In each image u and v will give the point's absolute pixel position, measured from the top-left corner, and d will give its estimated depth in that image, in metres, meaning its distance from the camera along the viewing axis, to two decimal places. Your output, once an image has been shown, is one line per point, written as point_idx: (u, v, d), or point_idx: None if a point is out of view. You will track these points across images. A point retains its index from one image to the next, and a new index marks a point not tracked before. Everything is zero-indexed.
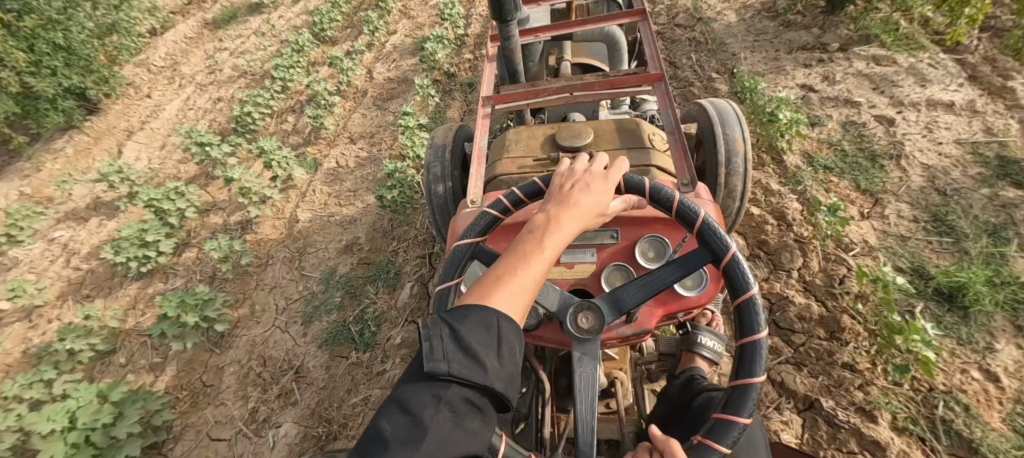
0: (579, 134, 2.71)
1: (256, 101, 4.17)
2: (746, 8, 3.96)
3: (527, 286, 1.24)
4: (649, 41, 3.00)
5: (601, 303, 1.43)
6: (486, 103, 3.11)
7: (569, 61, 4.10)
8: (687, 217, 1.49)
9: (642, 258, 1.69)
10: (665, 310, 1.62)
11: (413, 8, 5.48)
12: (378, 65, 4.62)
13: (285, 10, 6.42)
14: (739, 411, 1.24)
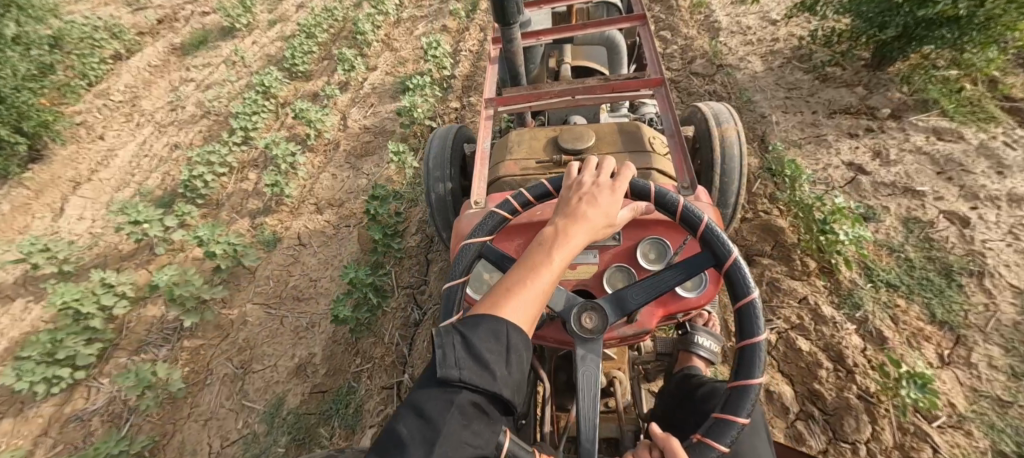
0: (580, 136, 2.63)
1: (207, 157, 3.63)
2: (772, 55, 3.45)
3: (536, 297, 1.15)
4: (649, 44, 2.91)
5: (605, 303, 1.32)
6: (488, 106, 2.96)
7: (570, 63, 3.61)
8: (692, 219, 1.40)
9: (642, 260, 1.59)
10: (665, 311, 1.58)
11: (397, 38, 5.03)
12: (353, 110, 4.11)
13: (261, 36, 5.95)
14: (738, 410, 1.15)
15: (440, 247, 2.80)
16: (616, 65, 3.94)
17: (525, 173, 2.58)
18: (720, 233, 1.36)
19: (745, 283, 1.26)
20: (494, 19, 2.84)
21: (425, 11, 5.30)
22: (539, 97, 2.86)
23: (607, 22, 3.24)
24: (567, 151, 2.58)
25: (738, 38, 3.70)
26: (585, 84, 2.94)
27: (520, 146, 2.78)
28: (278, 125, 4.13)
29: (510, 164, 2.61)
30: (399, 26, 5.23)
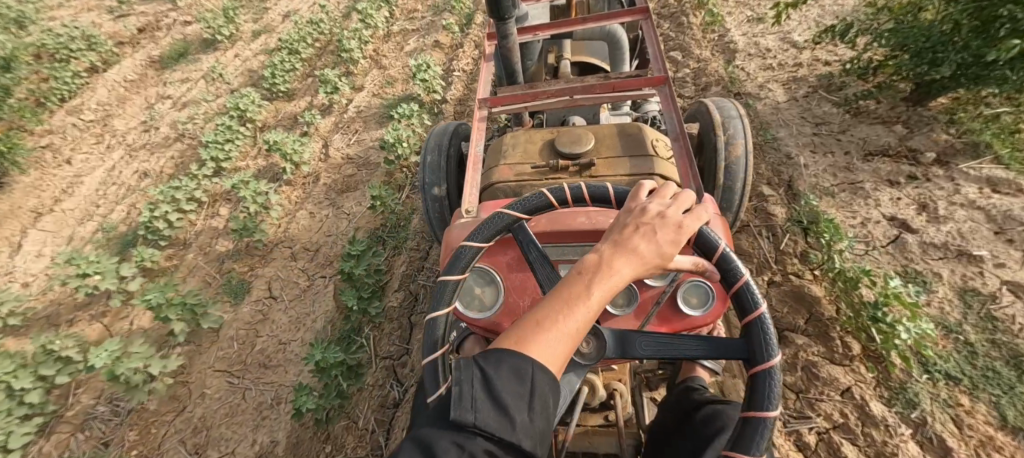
0: (578, 138, 2.46)
1: (171, 194, 3.29)
2: (795, 83, 3.13)
3: (564, 338, 1.03)
4: (652, 40, 2.73)
5: (609, 336, 1.33)
6: (482, 106, 2.77)
7: (568, 58, 3.48)
8: (745, 304, 1.26)
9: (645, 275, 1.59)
10: (669, 329, 1.56)
11: (385, 54, 4.70)
12: (336, 137, 3.78)
13: (243, 49, 5.62)
14: None
15: (424, 308, 2.48)
16: (618, 62, 3.62)
17: (520, 178, 2.42)
18: (769, 326, 1.23)
19: (771, 398, 1.15)
20: (489, 15, 2.64)
21: (417, 25, 4.98)
22: (536, 96, 2.75)
23: (605, 15, 3.05)
24: (565, 154, 2.41)
25: (756, 62, 3.39)
26: (584, 84, 2.75)
27: (514, 150, 2.60)
28: (254, 154, 3.81)
29: (504, 169, 2.43)
30: (388, 40, 4.90)
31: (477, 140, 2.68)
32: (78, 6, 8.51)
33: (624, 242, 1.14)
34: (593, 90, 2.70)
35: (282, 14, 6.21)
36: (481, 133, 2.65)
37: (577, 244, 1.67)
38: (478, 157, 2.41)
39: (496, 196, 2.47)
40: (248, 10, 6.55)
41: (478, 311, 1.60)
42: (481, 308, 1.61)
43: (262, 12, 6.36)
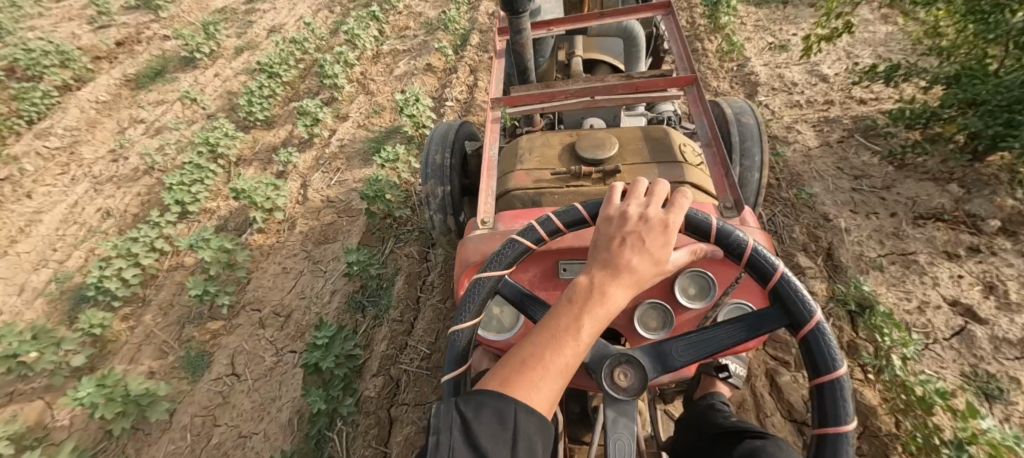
0: (601, 142, 2.31)
1: (128, 247, 2.95)
2: (827, 124, 2.79)
3: (554, 376, 1.00)
4: (681, 38, 2.54)
5: (643, 356, 1.15)
6: (496, 106, 2.59)
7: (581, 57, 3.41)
8: (763, 270, 1.17)
9: (681, 296, 1.41)
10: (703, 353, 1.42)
11: (373, 77, 4.35)
12: (316, 175, 3.44)
13: (223, 68, 5.28)
14: None
15: (407, 399, 2.15)
16: (634, 60, 3.50)
17: (539, 185, 2.26)
18: (797, 283, 1.14)
19: (836, 357, 1.05)
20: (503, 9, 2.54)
21: (408, 45, 4.64)
22: (553, 97, 2.57)
23: (624, 10, 2.90)
24: (588, 160, 2.25)
25: (781, 97, 3.05)
26: (605, 84, 2.57)
27: (530, 154, 2.43)
28: (226, 195, 3.47)
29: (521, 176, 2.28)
30: (377, 62, 4.56)
31: (490, 142, 2.49)
32: (57, 16, 8.16)
33: (609, 262, 1.11)
34: (615, 90, 2.54)
35: (266, 28, 5.88)
36: (494, 135, 2.44)
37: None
38: (492, 163, 2.21)
39: (512, 205, 2.31)
40: (232, 25, 6.22)
41: (496, 333, 1.47)
42: (499, 330, 1.48)
43: (247, 28, 6.04)
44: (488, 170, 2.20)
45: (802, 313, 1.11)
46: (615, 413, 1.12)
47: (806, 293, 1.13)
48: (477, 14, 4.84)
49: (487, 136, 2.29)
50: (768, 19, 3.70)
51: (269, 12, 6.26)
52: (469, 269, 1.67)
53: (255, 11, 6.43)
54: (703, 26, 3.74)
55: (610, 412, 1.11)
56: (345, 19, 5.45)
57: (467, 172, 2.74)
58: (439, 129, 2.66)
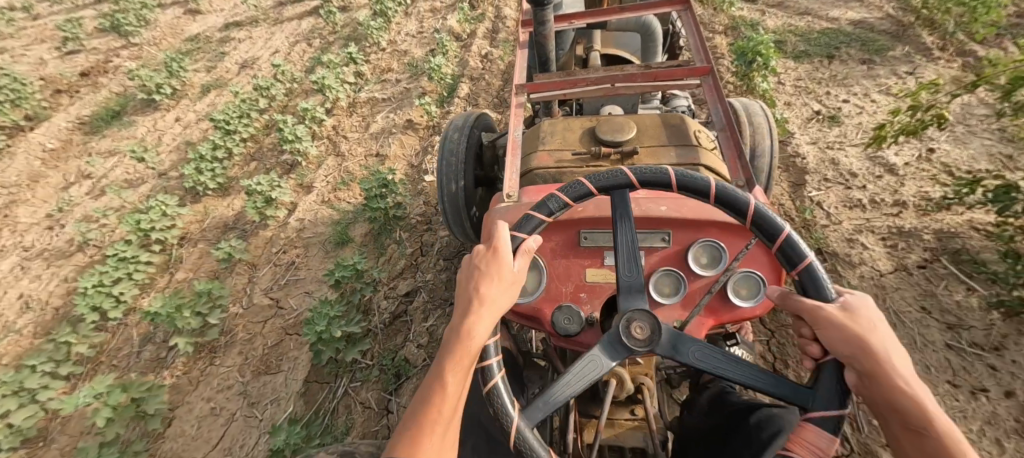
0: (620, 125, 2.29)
1: (20, 382, 2.39)
2: (900, 236, 2.19)
3: (444, 424, 1.02)
4: (698, 30, 2.63)
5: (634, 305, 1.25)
6: (518, 92, 2.74)
7: (599, 51, 3.47)
8: (578, 190, 1.32)
9: (695, 264, 1.53)
10: (715, 321, 1.49)
11: (346, 132, 3.77)
12: (266, 268, 2.87)
13: (187, 112, 4.73)
14: (802, 257, 1.17)
15: None
16: (650, 54, 3.79)
17: (561, 165, 2.29)
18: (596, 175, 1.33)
19: (739, 193, 1.24)
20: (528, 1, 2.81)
21: (388, 93, 4.06)
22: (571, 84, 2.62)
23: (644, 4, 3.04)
24: (608, 140, 2.23)
25: (835, 190, 2.44)
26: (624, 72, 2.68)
27: (551, 136, 2.47)
28: (160, 291, 2.91)
29: (543, 156, 2.32)
30: (353, 112, 3.98)
31: (513, 127, 2.54)
32: (30, 37, 7.61)
33: (465, 303, 1.13)
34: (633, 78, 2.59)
35: (238, 63, 5.34)
36: (515, 120, 2.52)
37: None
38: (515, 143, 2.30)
39: (534, 184, 2.36)
40: (202, 57, 5.67)
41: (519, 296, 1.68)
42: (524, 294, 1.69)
43: (218, 61, 5.49)
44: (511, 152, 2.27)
45: (699, 184, 1.27)
46: (671, 343, 1.21)
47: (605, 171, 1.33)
48: (468, 56, 4.26)
49: (508, 119, 2.36)
50: (811, 79, 3.08)
51: (244, 43, 5.75)
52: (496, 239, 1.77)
53: (229, 41, 5.90)
54: (733, 88, 3.12)
55: (667, 350, 1.21)
56: (323, 55, 4.89)
57: (481, 163, 2.70)
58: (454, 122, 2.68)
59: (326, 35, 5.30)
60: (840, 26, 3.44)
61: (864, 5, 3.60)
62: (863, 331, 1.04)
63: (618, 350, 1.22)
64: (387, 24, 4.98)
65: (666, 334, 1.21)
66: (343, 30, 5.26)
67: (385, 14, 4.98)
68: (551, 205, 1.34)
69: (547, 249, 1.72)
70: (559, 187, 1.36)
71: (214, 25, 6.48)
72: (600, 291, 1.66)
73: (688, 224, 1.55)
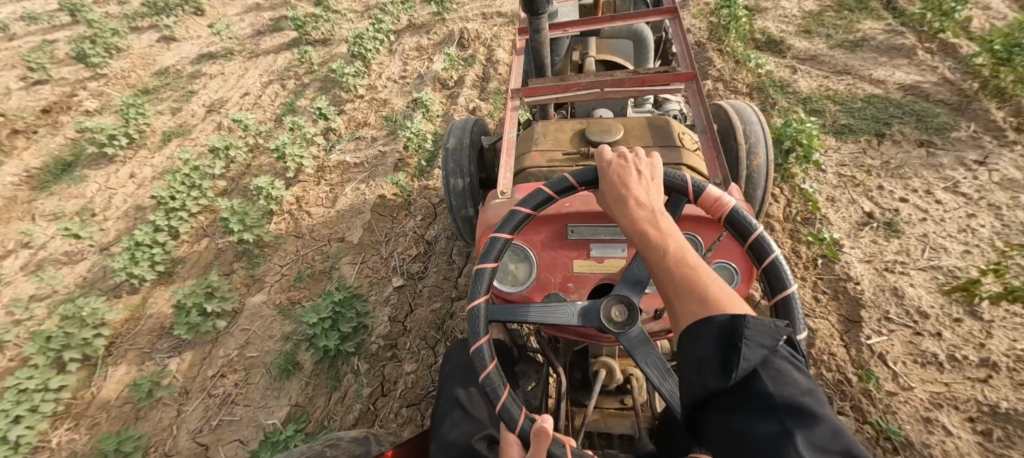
0: (608, 128, 2.41)
1: None
2: (993, 419, 1.68)
3: None
4: (682, 38, 2.73)
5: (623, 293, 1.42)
6: (513, 96, 2.84)
7: (593, 57, 3.39)
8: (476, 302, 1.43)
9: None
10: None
11: (310, 207, 3.27)
12: (198, 402, 2.37)
13: (142, 167, 4.25)
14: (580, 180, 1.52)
15: None
16: (643, 60, 3.78)
17: (552, 165, 2.42)
18: (474, 320, 1.42)
19: (508, 223, 1.51)
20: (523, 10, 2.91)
21: (360, 157, 3.56)
22: (565, 89, 2.73)
23: (636, 14, 3.18)
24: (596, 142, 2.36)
25: (900, 335, 1.92)
26: (613, 77, 2.78)
27: (545, 138, 2.60)
28: (73, 422, 2.42)
29: (536, 154, 2.45)
30: (321, 178, 3.49)
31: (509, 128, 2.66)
32: None
33: None
34: (622, 82, 2.76)
35: (205, 105, 4.87)
36: (511, 122, 2.65)
37: (607, 224, 1.72)
38: (510, 144, 2.45)
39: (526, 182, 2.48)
40: (168, 96, 5.19)
41: (512, 285, 1.76)
42: (516, 283, 1.76)
43: (185, 101, 5.01)
44: (508, 151, 2.41)
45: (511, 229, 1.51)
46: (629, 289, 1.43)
47: (470, 322, 1.41)
48: (454, 111, 3.77)
49: (504, 121, 2.51)
50: (857, 165, 2.56)
51: (214, 80, 5.28)
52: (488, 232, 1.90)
53: (199, 77, 5.42)
54: None
55: (634, 290, 1.42)
56: (295, 102, 4.42)
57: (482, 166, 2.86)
58: (456, 127, 2.82)
59: (301, 75, 4.81)
60: (889, 93, 2.92)
61: (914, 65, 3.08)
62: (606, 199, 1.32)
63: (632, 336, 1.35)
64: (367, 69, 4.51)
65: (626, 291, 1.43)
66: (320, 70, 4.77)
67: (365, 56, 4.50)
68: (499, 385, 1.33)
69: (535, 241, 1.77)
70: (478, 260, 1.48)
71: (187, 56, 6.02)
72: (588, 280, 1.73)
73: None
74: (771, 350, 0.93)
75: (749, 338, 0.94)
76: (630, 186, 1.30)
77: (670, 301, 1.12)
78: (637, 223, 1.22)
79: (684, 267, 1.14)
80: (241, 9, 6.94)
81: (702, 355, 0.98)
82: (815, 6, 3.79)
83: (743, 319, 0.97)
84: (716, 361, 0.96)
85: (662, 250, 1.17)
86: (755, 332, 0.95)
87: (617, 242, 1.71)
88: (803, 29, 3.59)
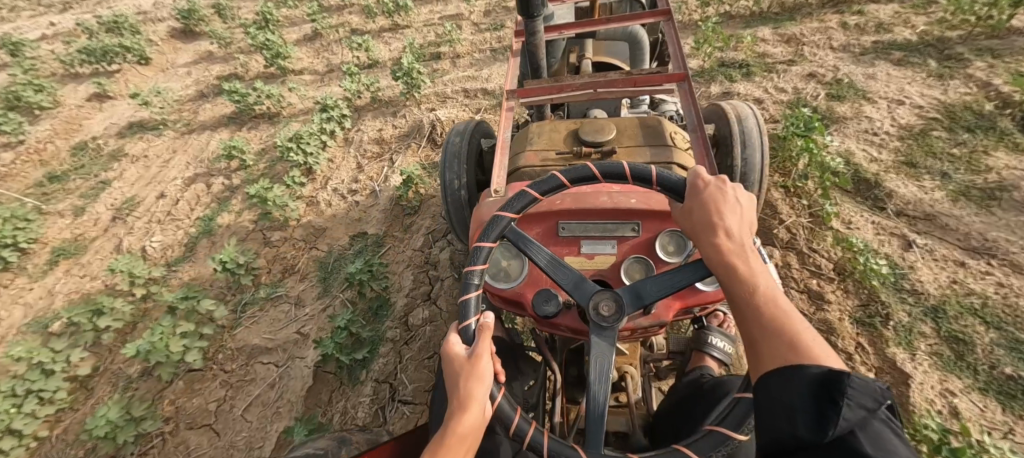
0: (601, 126, 2.21)
1: None
2: None
3: (462, 447, 1.19)
4: (674, 41, 2.55)
5: (623, 294, 1.35)
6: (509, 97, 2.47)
7: (590, 58, 3.00)
8: (489, 237, 1.44)
9: (662, 251, 1.61)
10: (682, 304, 1.57)
11: (189, 430, 2.25)
12: None
13: (11, 307, 3.26)
14: (659, 182, 1.41)
15: None
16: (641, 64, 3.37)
17: (546, 163, 2.18)
18: (490, 235, 1.44)
19: (554, 178, 1.47)
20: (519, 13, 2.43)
21: (275, 336, 2.53)
22: (561, 90, 2.41)
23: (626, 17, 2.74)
24: (588, 142, 2.17)
25: None
26: (607, 78, 2.43)
27: (539, 137, 2.32)
28: None
29: (531, 154, 2.22)
30: (216, 370, 2.45)
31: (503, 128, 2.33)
32: None
33: (467, 372, 1.24)
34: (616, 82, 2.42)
35: (113, 207, 3.87)
36: (504, 122, 2.40)
37: (598, 220, 1.67)
38: (505, 142, 2.25)
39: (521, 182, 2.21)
40: (76, 187, 4.20)
41: (503, 281, 1.64)
42: (508, 280, 1.64)
43: (92, 198, 4.02)
44: (502, 150, 2.23)
45: (554, 183, 1.47)
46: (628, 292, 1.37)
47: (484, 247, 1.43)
48: (411, 248, 2.79)
49: (500, 120, 2.35)
50: None
51: (135, 165, 4.29)
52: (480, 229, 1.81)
53: (120, 158, 4.43)
54: None
55: (643, 296, 1.35)
56: (214, 218, 3.40)
57: (482, 168, 2.76)
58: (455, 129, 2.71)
59: (232, 172, 3.78)
60: None
61: None
62: (693, 220, 1.22)
63: (607, 335, 1.32)
64: (309, 176, 3.49)
65: (625, 292, 1.36)
66: (255, 165, 3.76)
67: (306, 161, 3.43)
68: (474, 282, 1.39)
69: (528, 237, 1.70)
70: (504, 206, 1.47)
71: (116, 123, 5.02)
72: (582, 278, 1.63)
73: (658, 214, 1.65)
74: (871, 414, 0.81)
75: (850, 397, 0.81)
76: (725, 210, 1.20)
77: (755, 338, 1.02)
78: (722, 251, 1.14)
79: (773, 308, 1.03)
80: (192, 57, 5.97)
81: (791, 402, 0.87)
82: (914, 118, 2.73)
83: (843, 375, 0.84)
84: (808, 411, 0.84)
85: (751, 288, 1.08)
86: (857, 391, 0.82)
87: (608, 238, 1.64)
88: (903, 158, 2.54)
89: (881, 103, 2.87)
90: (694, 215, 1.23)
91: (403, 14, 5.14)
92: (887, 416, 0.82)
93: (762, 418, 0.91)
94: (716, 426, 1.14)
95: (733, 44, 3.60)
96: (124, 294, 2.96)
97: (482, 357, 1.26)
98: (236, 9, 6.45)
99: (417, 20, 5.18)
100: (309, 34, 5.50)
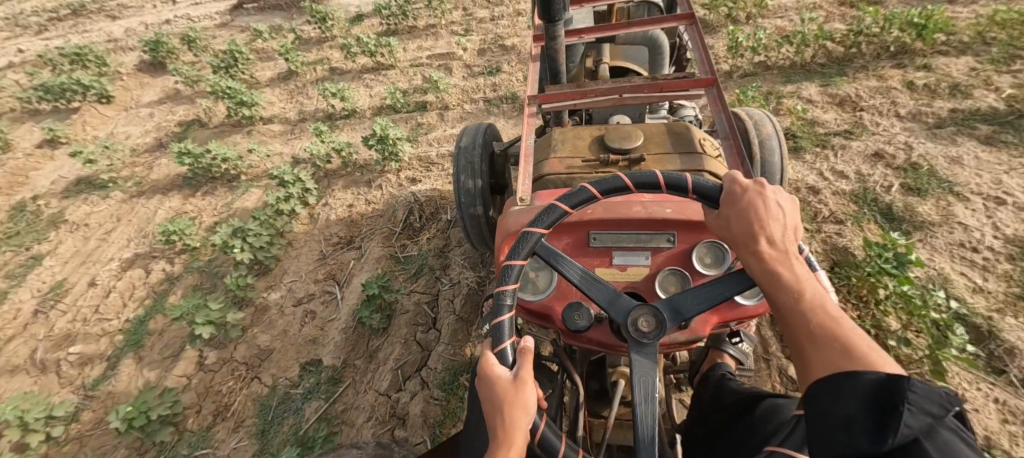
0: (629, 132, 1.64)
1: None
2: None
3: None
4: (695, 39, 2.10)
5: (660, 307, 1.04)
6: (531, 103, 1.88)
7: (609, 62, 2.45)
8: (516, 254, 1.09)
9: (700, 263, 1.26)
10: (721, 318, 1.24)
11: None
12: None
13: None
14: (694, 188, 1.05)
15: None
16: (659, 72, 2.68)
17: (573, 172, 1.59)
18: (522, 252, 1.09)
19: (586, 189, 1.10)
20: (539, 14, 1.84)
21: None
22: (585, 94, 1.84)
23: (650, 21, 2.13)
24: (615, 148, 1.60)
25: None
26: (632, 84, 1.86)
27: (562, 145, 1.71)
28: None
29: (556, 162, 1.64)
30: None
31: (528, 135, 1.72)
32: None
33: (509, 401, 0.91)
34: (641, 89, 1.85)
35: (38, 295, 3.29)
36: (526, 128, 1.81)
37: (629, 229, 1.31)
38: (528, 148, 1.69)
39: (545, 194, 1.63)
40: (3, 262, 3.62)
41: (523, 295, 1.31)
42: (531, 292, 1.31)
43: (18, 280, 3.43)
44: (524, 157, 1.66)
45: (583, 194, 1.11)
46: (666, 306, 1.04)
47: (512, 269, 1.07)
48: (372, 386, 2.21)
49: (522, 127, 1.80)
50: None
51: (74, 235, 3.72)
52: (507, 239, 1.33)
53: (59, 225, 3.84)
54: None
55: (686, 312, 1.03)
56: (148, 320, 2.83)
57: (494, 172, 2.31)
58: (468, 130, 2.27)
59: (176, 253, 3.20)
60: None
61: None
62: (730, 230, 0.96)
63: (649, 352, 1.00)
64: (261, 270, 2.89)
65: (663, 306, 1.03)
66: (203, 247, 3.18)
67: (255, 257, 2.82)
68: (507, 301, 1.05)
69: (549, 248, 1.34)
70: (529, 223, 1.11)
71: (65, 176, 4.46)
72: None
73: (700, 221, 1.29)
74: (937, 420, 0.66)
75: (911, 402, 0.66)
76: (769, 216, 0.93)
77: (802, 350, 0.83)
78: (766, 264, 0.90)
79: (830, 322, 0.83)
80: (158, 94, 5.40)
81: (846, 413, 0.71)
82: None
83: (902, 379, 0.69)
84: (867, 423, 0.69)
85: (797, 293, 0.87)
86: (920, 395, 0.67)
87: (641, 248, 1.29)
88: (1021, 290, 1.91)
89: (976, 201, 2.25)
90: (732, 225, 0.96)
91: (387, 52, 4.53)
92: (957, 423, 0.67)
93: (812, 433, 0.75)
94: (778, 446, 0.97)
95: (774, 105, 2.98)
96: (14, 443, 2.35)
97: (526, 384, 0.94)
98: (209, 40, 5.90)
99: (403, 58, 4.59)
100: (284, 73, 4.92)
